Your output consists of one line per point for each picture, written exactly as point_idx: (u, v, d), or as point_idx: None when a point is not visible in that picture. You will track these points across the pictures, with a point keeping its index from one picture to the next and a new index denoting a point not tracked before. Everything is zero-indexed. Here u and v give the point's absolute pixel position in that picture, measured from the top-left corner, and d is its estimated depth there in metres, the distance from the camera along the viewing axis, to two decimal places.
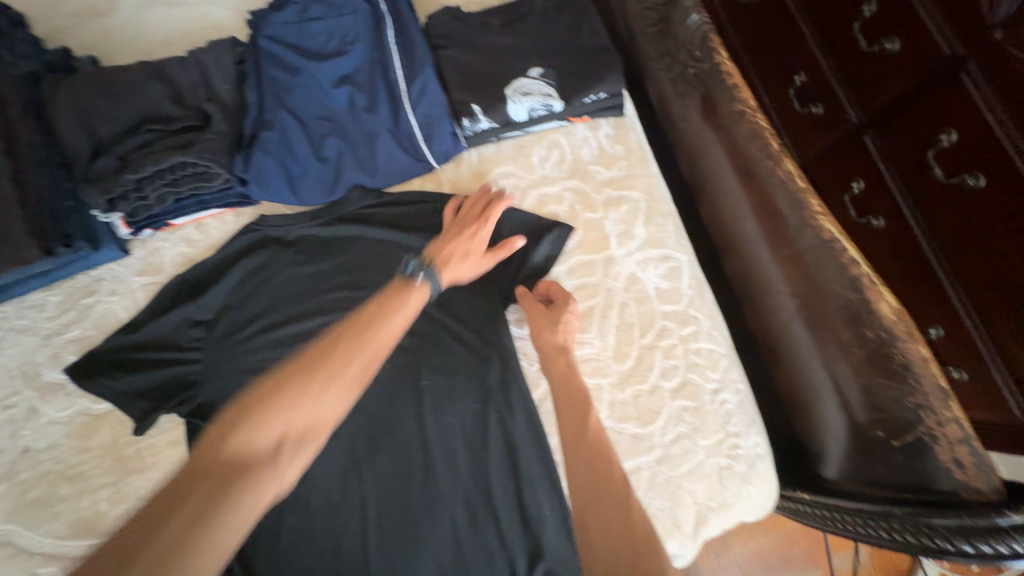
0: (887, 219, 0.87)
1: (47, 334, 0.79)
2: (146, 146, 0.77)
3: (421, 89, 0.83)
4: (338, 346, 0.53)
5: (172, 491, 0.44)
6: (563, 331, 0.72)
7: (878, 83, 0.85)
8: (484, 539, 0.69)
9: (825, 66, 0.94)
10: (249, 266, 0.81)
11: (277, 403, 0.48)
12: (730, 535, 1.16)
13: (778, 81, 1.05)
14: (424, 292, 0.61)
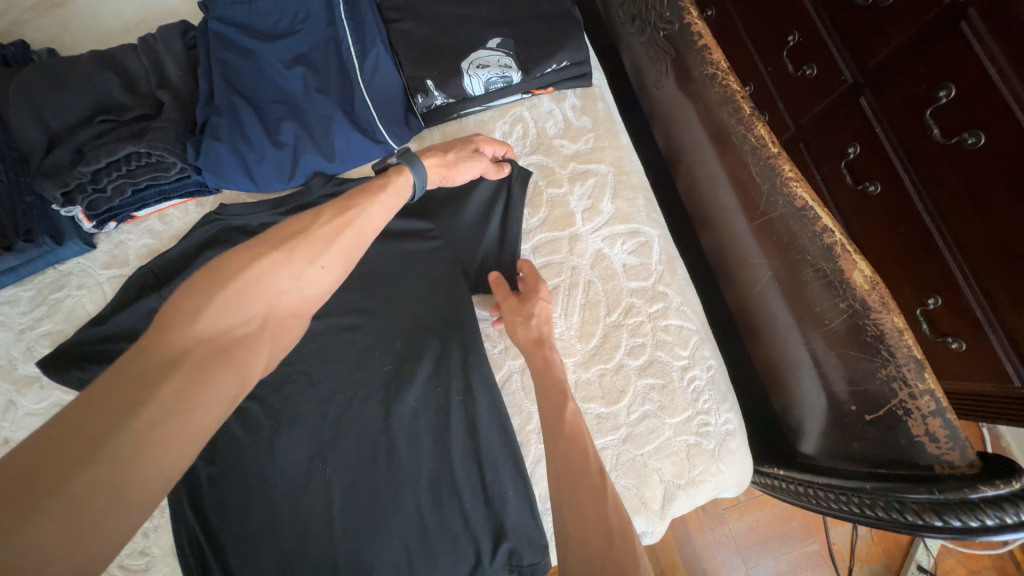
0: (884, 185, 0.81)
1: (21, 329, 0.80)
2: (101, 138, 0.77)
3: (374, 67, 0.80)
4: (323, 223, 0.58)
5: (160, 354, 0.46)
6: (538, 322, 0.71)
7: (874, 38, 0.78)
8: (449, 520, 0.71)
9: (815, 19, 0.86)
10: (213, 256, 0.80)
11: (264, 270, 0.53)
12: (726, 510, 1.15)
13: (764, 37, 0.97)
14: (407, 184, 0.68)
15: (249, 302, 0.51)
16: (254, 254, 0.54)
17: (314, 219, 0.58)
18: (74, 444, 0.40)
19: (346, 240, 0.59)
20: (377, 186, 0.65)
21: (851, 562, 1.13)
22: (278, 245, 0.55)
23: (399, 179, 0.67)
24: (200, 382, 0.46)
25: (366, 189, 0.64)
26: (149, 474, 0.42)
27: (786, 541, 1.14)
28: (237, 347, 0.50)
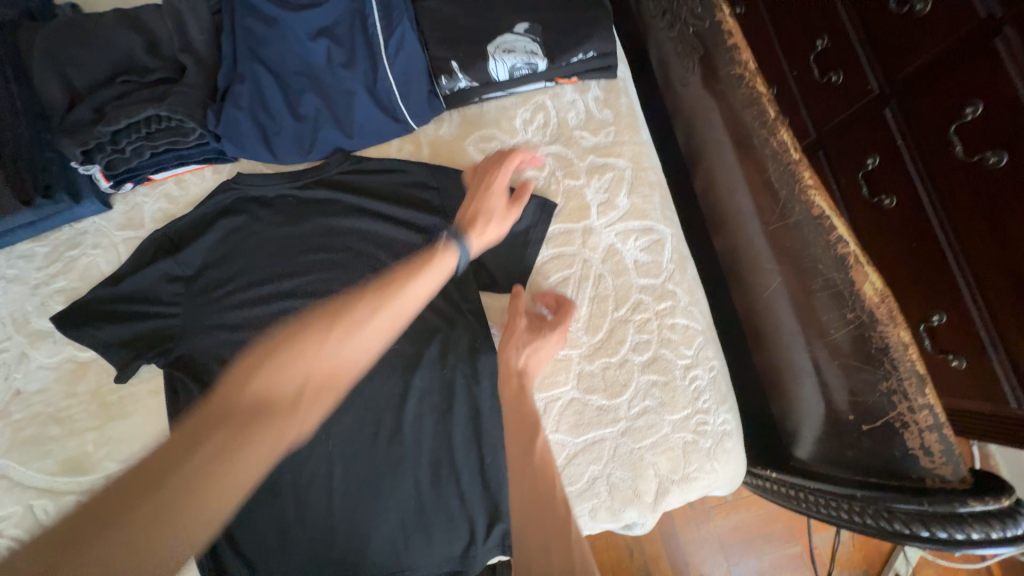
0: (899, 199, 0.81)
1: (36, 284, 0.82)
2: (122, 98, 0.77)
3: (399, 44, 0.79)
4: (365, 297, 0.53)
5: (207, 417, 0.42)
6: (528, 354, 0.72)
7: (904, 50, 0.77)
8: (446, 498, 0.73)
9: (847, 25, 0.85)
10: (229, 226, 0.81)
11: (300, 340, 0.48)
12: (713, 509, 1.17)
13: (793, 39, 0.95)
14: (450, 258, 0.63)
15: (287, 375, 0.46)
16: (305, 334, 0.49)
17: (359, 295, 0.53)
18: (99, 518, 0.36)
19: (393, 312, 0.54)
20: (437, 269, 0.61)
21: (831, 567, 1.15)
22: (318, 318, 0.50)
23: (447, 258, 0.62)
24: (235, 454, 0.41)
25: (424, 269, 0.60)
26: (166, 557, 0.37)
27: (768, 542, 1.17)
28: (283, 416, 0.45)
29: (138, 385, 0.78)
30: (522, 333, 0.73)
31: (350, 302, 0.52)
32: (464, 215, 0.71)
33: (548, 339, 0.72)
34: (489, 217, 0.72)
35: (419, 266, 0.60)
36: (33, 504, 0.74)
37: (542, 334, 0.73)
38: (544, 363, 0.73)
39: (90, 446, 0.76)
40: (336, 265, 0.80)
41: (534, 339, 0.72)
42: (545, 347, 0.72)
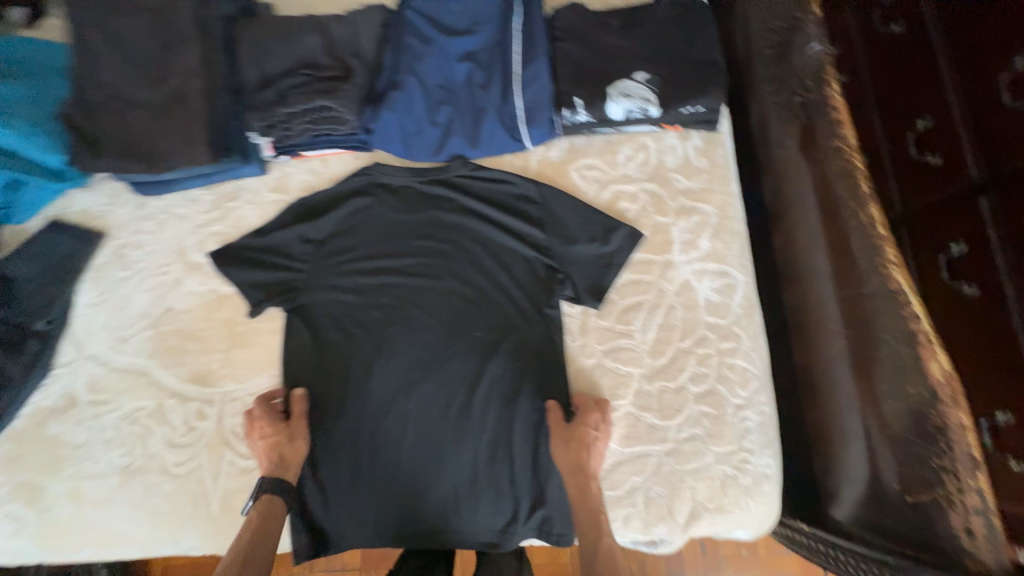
0: (984, 287, 0.71)
1: (198, 224, 0.99)
2: (299, 87, 0.93)
3: (533, 76, 0.91)
4: (270, 518, 0.75)
5: None
6: (583, 451, 0.77)
7: (1011, 146, 0.70)
8: (497, 476, 0.81)
9: (957, 110, 0.77)
10: (358, 204, 0.96)
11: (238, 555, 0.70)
12: (725, 560, 1.18)
13: (889, 116, 0.87)
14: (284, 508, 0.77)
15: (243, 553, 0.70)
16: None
17: (256, 514, 0.75)
18: None
19: (257, 543, 0.72)
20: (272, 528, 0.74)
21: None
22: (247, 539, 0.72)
23: (275, 501, 0.76)
24: None
25: (254, 537, 0.72)
26: None
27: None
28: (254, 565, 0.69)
29: (261, 324, 0.92)
30: (572, 438, 0.78)
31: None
32: (264, 462, 0.79)
33: (592, 430, 0.78)
34: (281, 446, 0.81)
35: (247, 540, 0.72)
36: (164, 403, 0.89)
37: (586, 435, 0.78)
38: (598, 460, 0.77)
39: (214, 365, 0.91)
40: (439, 253, 0.92)
41: (583, 434, 0.78)
42: (597, 442, 0.78)
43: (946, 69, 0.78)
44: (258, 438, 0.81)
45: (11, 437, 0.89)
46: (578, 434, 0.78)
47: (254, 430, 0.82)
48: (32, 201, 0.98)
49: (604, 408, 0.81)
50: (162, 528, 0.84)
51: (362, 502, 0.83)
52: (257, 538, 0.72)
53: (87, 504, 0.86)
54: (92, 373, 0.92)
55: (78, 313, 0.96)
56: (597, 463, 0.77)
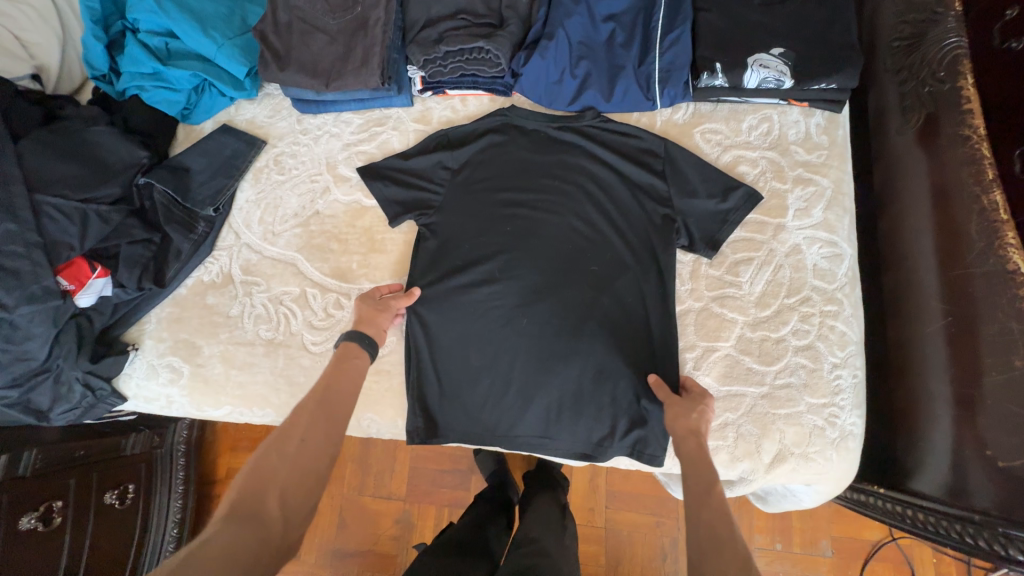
0: None
1: (347, 143, 1.11)
2: (458, 29, 1.03)
3: (675, 40, 0.99)
4: (351, 359, 0.84)
5: (300, 413, 0.77)
6: (698, 414, 0.79)
7: None
8: (601, 393, 0.90)
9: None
10: (493, 140, 1.05)
11: (321, 383, 0.81)
12: (759, 551, 1.27)
13: (1003, 129, 0.84)
14: (365, 356, 0.86)
15: (326, 383, 0.81)
16: (296, 414, 0.77)
17: (338, 359, 0.84)
18: (272, 454, 0.71)
19: (334, 376, 0.82)
20: (350, 368, 0.84)
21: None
22: (329, 376, 0.82)
23: (356, 348, 0.86)
24: (319, 418, 0.76)
25: (335, 373, 0.82)
26: (305, 458, 0.72)
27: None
28: (335, 392, 0.80)
29: (398, 235, 1.04)
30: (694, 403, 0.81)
31: (312, 398, 0.78)
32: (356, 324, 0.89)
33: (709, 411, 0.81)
34: (373, 312, 0.91)
35: (330, 372, 0.82)
36: (308, 291, 1.01)
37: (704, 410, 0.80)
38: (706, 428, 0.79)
39: (354, 264, 1.03)
40: (563, 191, 1.00)
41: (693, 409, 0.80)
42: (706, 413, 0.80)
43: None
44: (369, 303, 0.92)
45: (176, 302, 1.05)
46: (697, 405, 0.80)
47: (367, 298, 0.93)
48: (210, 105, 1.14)
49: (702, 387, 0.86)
50: (297, 397, 0.97)
51: (472, 403, 0.93)
52: (336, 370, 0.83)
53: (234, 367, 0.99)
54: (247, 258, 1.06)
55: (239, 207, 1.10)
56: (704, 428, 0.79)
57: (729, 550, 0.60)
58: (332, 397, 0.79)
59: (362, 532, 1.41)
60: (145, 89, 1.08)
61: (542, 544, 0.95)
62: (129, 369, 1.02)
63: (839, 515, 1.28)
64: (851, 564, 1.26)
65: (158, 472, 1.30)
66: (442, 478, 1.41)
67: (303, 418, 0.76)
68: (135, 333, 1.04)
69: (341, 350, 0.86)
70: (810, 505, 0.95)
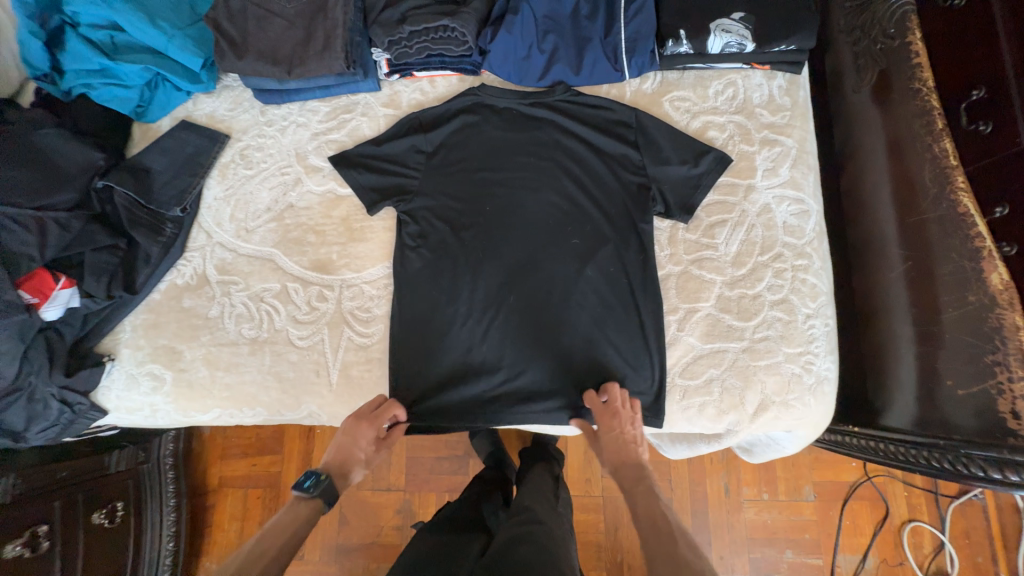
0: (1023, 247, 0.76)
1: (316, 132, 1.08)
2: (420, 8, 1.00)
3: (638, 9, 1.00)
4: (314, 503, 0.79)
5: (251, 550, 0.71)
6: (623, 427, 0.85)
7: None
8: (591, 362, 0.93)
9: (1010, 77, 0.81)
10: (465, 121, 1.04)
11: (278, 525, 0.76)
12: (747, 502, 1.34)
13: (949, 82, 0.89)
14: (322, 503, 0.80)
15: (277, 527, 0.76)
16: (246, 553, 0.71)
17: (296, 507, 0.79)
18: None
19: (290, 518, 0.77)
20: (308, 511, 0.79)
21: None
22: (288, 518, 0.77)
23: (319, 500, 0.80)
24: (267, 555, 0.71)
25: (296, 515, 0.78)
26: None
27: (791, 547, 1.32)
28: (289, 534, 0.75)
29: (377, 223, 1.02)
30: (606, 418, 0.86)
31: (267, 537, 0.74)
32: (332, 459, 0.84)
33: (629, 422, 0.86)
34: (353, 446, 0.85)
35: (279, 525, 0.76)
36: (288, 286, 1.00)
37: (623, 428, 0.85)
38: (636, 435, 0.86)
39: (333, 255, 1.01)
40: (539, 167, 1.01)
41: (605, 424, 0.86)
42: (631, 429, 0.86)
43: (1005, 41, 0.82)
44: (345, 435, 0.85)
45: (150, 308, 1.01)
46: (612, 422, 0.86)
47: (347, 431, 0.85)
48: (166, 100, 1.09)
49: (623, 393, 0.88)
50: (288, 393, 0.96)
51: (464, 384, 0.93)
52: (293, 522, 0.77)
53: (219, 368, 0.97)
54: (221, 257, 1.03)
55: (207, 206, 1.06)
56: (634, 436, 0.85)
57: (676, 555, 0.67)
58: (286, 538, 0.74)
59: (365, 525, 1.41)
60: (93, 86, 1.03)
61: (535, 512, 0.96)
62: (107, 381, 0.99)
63: (819, 462, 1.36)
64: (832, 505, 1.34)
65: (146, 487, 1.27)
66: (439, 465, 1.43)
67: (246, 558, 0.70)
68: (109, 343, 1.00)
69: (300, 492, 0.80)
70: (793, 451, 1.01)
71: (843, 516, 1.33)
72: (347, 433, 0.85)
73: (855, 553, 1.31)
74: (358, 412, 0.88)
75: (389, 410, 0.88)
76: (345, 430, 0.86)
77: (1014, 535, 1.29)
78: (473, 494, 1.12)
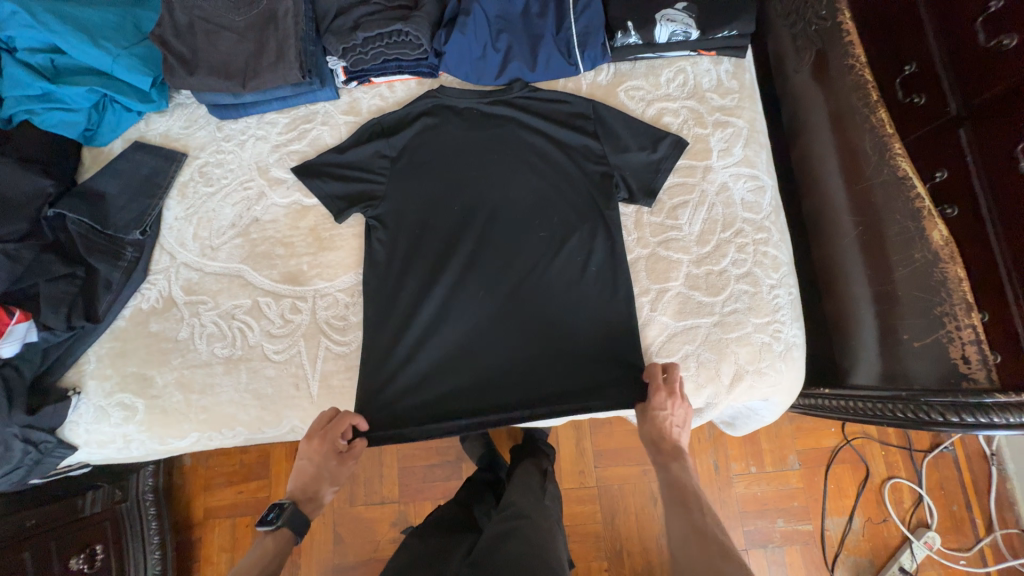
0: (964, 207, 0.82)
1: (276, 144, 1.07)
2: (373, 15, 1.01)
3: (587, 4, 1.03)
4: (280, 535, 0.79)
5: None
6: (679, 408, 0.86)
7: (985, 76, 0.80)
8: (565, 351, 0.94)
9: (936, 52, 0.87)
10: (426, 123, 1.05)
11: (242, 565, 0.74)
12: (736, 476, 1.38)
13: (880, 59, 0.95)
14: (289, 531, 0.80)
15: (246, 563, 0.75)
16: None
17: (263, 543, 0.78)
18: None
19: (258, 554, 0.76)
20: (274, 542, 0.78)
21: (838, 549, 1.35)
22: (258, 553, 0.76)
23: (285, 529, 0.79)
24: None
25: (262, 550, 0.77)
26: None
27: (782, 515, 1.36)
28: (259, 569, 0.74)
29: (346, 231, 1.02)
30: (654, 398, 0.87)
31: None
32: (297, 487, 0.85)
33: (680, 400, 0.86)
34: (320, 466, 0.85)
35: (244, 565, 0.75)
36: (260, 301, 0.98)
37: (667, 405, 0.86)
38: (686, 412, 0.87)
39: (304, 267, 1.00)
40: (502, 164, 1.02)
41: (657, 401, 0.86)
42: (679, 407, 0.86)
43: (926, 19, 0.88)
44: (308, 455, 0.85)
45: (115, 335, 0.98)
46: (659, 404, 0.86)
47: (309, 452, 0.85)
48: (116, 122, 1.06)
49: (674, 373, 0.88)
50: (268, 410, 0.94)
51: (444, 384, 0.93)
52: (258, 558, 0.76)
53: (194, 392, 0.95)
54: (187, 278, 1.00)
55: (168, 227, 1.04)
56: (681, 418, 0.87)
57: (699, 532, 0.73)
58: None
59: (360, 542, 1.39)
60: (36, 112, 0.99)
61: (519, 506, 0.96)
62: (74, 416, 0.95)
63: (800, 430, 1.41)
64: (816, 470, 1.39)
65: (126, 527, 1.21)
66: (432, 473, 1.42)
67: None
68: (73, 376, 0.96)
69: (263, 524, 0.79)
70: (772, 420, 1.04)
71: (828, 479, 1.38)
72: (308, 453, 0.85)
73: (841, 514, 1.36)
74: (316, 430, 0.86)
75: (346, 421, 0.86)
76: (306, 451, 0.85)
77: (984, 480, 1.37)
78: (465, 496, 1.12)
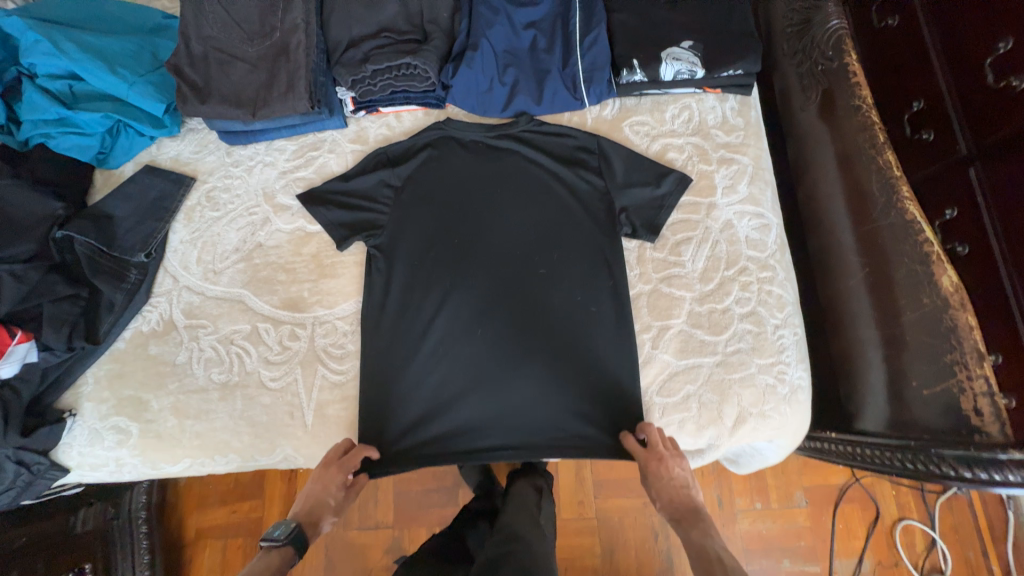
0: (975, 247, 0.81)
1: (283, 170, 1.08)
2: (383, 48, 1.03)
3: (593, 41, 1.04)
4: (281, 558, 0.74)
5: None
6: (680, 470, 0.81)
7: (995, 117, 0.79)
8: (564, 388, 0.93)
9: (947, 92, 0.87)
10: (430, 155, 1.06)
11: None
12: (740, 512, 1.34)
13: (888, 100, 0.97)
14: (291, 556, 0.75)
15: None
16: None
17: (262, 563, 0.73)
18: None
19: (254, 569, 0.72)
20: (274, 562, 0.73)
21: None
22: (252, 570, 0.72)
23: (288, 551, 0.74)
24: None
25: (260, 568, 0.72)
26: None
27: (788, 556, 1.31)
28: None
29: (347, 258, 1.02)
30: (650, 465, 0.82)
31: None
32: (303, 509, 0.81)
33: (676, 463, 0.82)
34: (323, 491, 0.82)
35: None
36: (259, 326, 0.98)
37: (671, 469, 0.81)
38: (687, 479, 0.82)
39: (305, 293, 1.00)
40: (505, 197, 1.02)
41: (652, 471, 0.82)
42: (679, 471, 0.81)
43: (937, 60, 0.88)
44: (316, 480, 0.83)
45: (114, 357, 0.98)
46: (659, 468, 0.81)
47: (320, 477, 0.83)
48: (128, 146, 1.08)
49: (658, 437, 0.85)
50: (262, 437, 0.93)
51: (440, 419, 0.92)
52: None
53: (188, 417, 0.94)
54: (188, 301, 1.01)
55: (173, 249, 1.05)
56: (687, 477, 0.82)
57: None
58: None
59: (352, 568, 1.35)
60: (51, 136, 1.02)
61: (515, 527, 0.94)
62: (68, 438, 0.94)
63: (807, 467, 1.37)
64: (824, 510, 1.34)
65: (114, 549, 1.19)
66: (428, 500, 1.39)
67: None
68: (70, 398, 0.96)
69: (269, 541, 0.75)
70: (777, 461, 1.01)
71: (836, 520, 1.33)
72: (319, 478, 0.83)
73: (851, 557, 1.31)
74: (329, 457, 0.85)
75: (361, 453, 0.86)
76: (318, 474, 0.83)
77: (1001, 527, 1.31)
78: (459, 525, 1.09)
